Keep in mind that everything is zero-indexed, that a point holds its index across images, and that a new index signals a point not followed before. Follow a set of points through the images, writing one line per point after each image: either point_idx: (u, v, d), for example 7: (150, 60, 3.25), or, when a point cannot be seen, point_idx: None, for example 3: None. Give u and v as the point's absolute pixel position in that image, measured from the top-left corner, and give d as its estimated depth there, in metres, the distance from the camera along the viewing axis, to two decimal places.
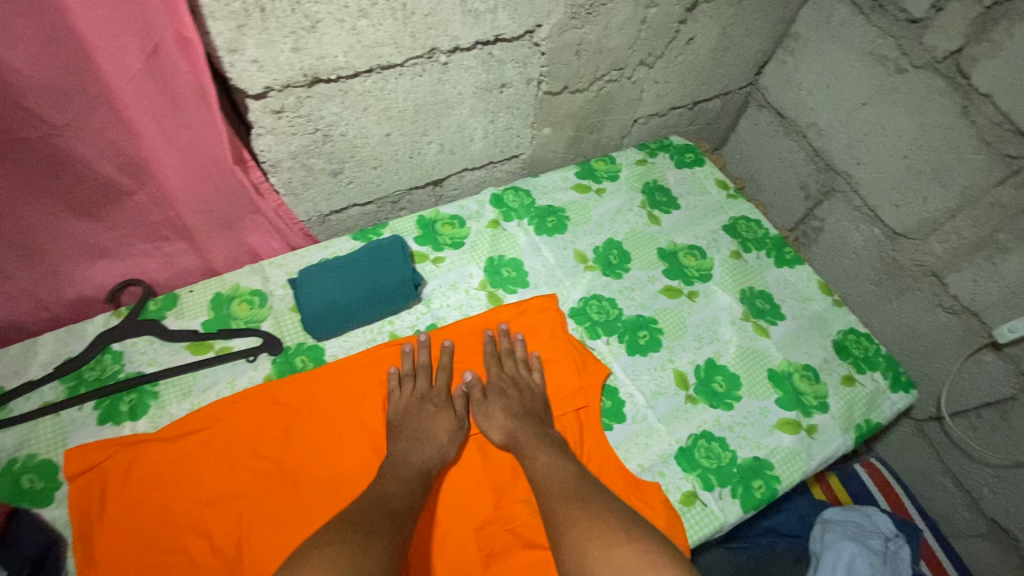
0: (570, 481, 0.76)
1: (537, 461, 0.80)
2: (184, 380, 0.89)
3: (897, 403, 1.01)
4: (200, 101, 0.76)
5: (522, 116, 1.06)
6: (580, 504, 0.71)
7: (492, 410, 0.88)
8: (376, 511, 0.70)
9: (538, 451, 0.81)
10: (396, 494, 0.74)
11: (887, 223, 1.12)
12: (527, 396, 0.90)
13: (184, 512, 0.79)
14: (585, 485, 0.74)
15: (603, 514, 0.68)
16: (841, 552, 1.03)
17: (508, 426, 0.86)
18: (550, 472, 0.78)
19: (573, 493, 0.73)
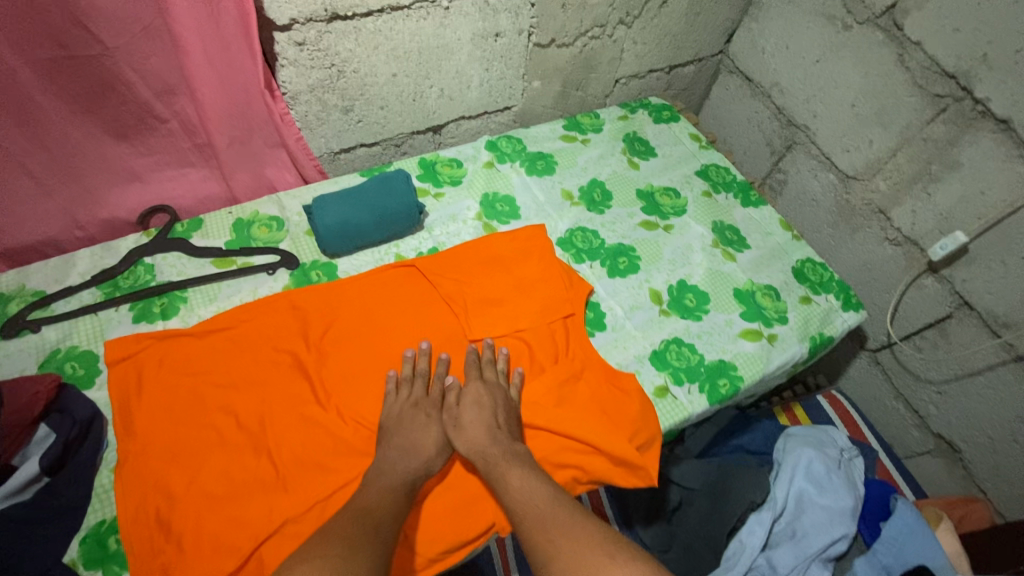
0: (550, 504, 0.74)
1: (514, 481, 0.78)
2: (210, 288, 0.99)
3: (848, 320, 1.12)
4: (228, 29, 0.87)
5: (514, 66, 1.18)
6: (561, 533, 0.69)
7: (470, 423, 0.85)
8: (362, 523, 0.70)
9: (511, 472, 0.79)
10: (383, 504, 0.74)
11: (841, 168, 1.26)
12: (502, 410, 0.88)
13: (213, 396, 0.88)
14: (568, 507, 0.74)
15: (583, 536, 0.68)
16: (800, 456, 1.15)
17: (482, 446, 0.83)
18: (530, 492, 0.77)
19: (552, 518, 0.72)
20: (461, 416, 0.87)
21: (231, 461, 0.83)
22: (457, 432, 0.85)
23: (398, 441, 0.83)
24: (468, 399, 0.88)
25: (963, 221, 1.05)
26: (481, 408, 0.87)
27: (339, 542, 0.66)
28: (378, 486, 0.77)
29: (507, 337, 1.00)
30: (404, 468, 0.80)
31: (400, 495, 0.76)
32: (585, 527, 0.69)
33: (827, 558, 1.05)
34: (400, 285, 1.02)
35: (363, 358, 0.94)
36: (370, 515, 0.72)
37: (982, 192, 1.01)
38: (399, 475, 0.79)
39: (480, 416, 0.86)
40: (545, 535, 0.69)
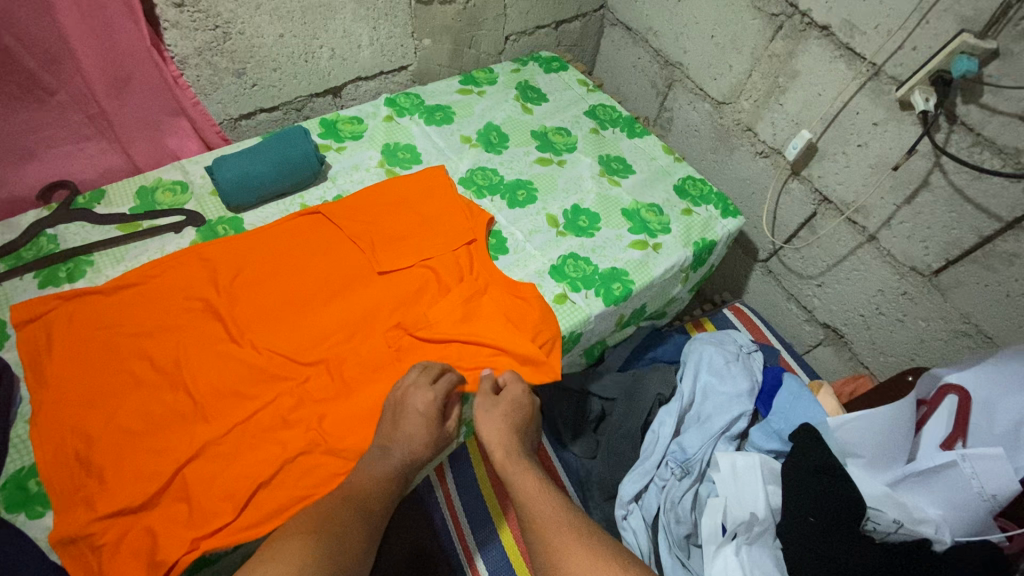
0: (562, 513, 0.78)
1: (530, 483, 0.83)
2: (117, 251, 1.01)
3: (728, 226, 1.24)
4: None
5: (400, 25, 1.26)
6: (573, 536, 0.74)
7: (497, 419, 0.90)
8: (356, 508, 0.78)
9: (530, 474, 0.84)
10: (376, 482, 0.82)
11: (712, 96, 1.39)
12: (524, 420, 0.93)
13: (126, 345, 0.90)
14: (579, 519, 0.77)
15: (595, 547, 0.72)
16: (702, 354, 1.26)
17: (504, 448, 0.88)
18: (543, 495, 0.81)
19: (565, 522, 0.76)
20: (487, 430, 0.90)
21: (148, 399, 0.86)
22: (483, 427, 0.90)
23: (407, 428, 0.86)
24: (500, 410, 0.91)
25: (809, 122, 1.20)
26: (506, 418, 0.90)
27: (332, 523, 0.74)
28: (372, 473, 0.82)
29: (411, 268, 1.05)
30: (401, 455, 0.85)
31: (391, 479, 0.83)
32: (600, 538, 0.74)
33: (731, 435, 1.15)
34: (307, 231, 1.07)
35: (274, 297, 0.98)
36: (362, 497, 0.80)
37: (820, 93, 1.15)
38: (394, 464, 0.84)
39: (509, 418, 0.90)
40: (561, 539, 0.73)
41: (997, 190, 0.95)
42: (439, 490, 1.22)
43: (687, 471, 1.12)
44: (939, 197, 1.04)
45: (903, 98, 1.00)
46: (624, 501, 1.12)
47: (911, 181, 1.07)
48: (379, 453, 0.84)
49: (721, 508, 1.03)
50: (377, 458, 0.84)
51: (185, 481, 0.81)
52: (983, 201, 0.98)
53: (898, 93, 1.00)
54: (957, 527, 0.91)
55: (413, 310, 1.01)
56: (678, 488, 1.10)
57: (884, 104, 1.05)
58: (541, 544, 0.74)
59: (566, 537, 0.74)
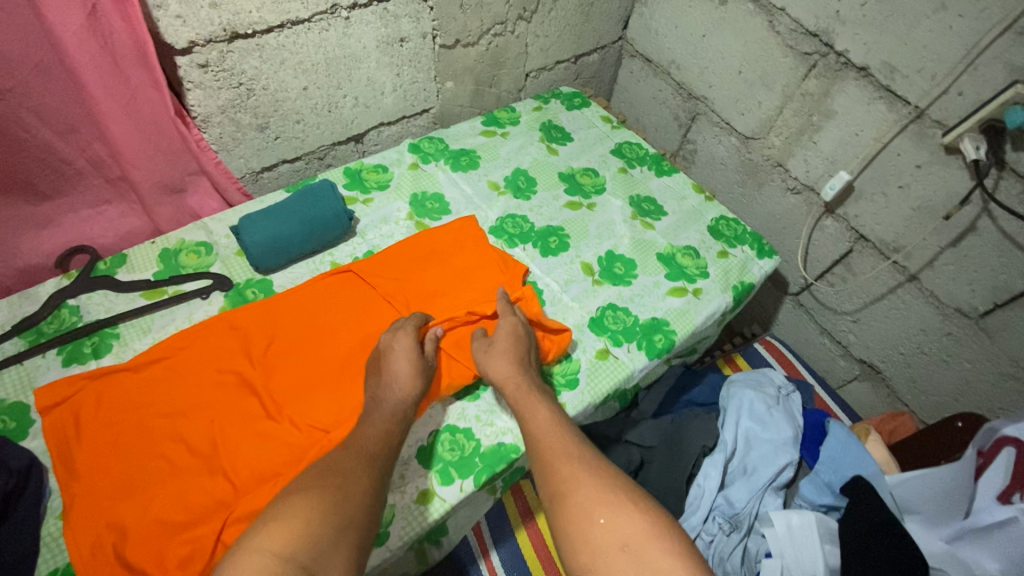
0: (571, 446, 0.80)
1: (539, 416, 0.85)
2: (143, 320, 0.97)
3: (765, 267, 1.21)
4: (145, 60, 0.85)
5: (424, 69, 1.23)
6: (583, 469, 0.76)
7: (502, 355, 0.92)
8: (358, 455, 0.78)
9: (539, 408, 0.86)
10: (374, 436, 0.81)
11: (739, 131, 1.37)
12: (528, 354, 0.95)
13: (158, 426, 0.86)
14: (586, 453, 0.79)
15: (606, 481, 0.74)
16: (742, 399, 1.23)
17: (510, 381, 0.89)
18: (551, 429, 0.83)
19: (572, 454, 0.78)
20: (489, 367, 0.91)
21: (185, 485, 0.82)
22: (486, 363, 0.92)
23: (395, 369, 0.88)
24: (499, 346, 0.93)
25: (846, 162, 1.17)
26: (510, 352, 0.93)
27: (335, 476, 0.73)
28: (373, 422, 0.83)
29: (456, 322, 1.01)
30: (395, 400, 0.85)
31: (395, 426, 0.83)
32: (611, 474, 0.76)
33: (777, 486, 1.13)
34: (338, 293, 1.03)
35: (308, 366, 0.95)
36: (368, 448, 0.79)
37: (857, 133, 1.13)
38: (390, 409, 0.85)
39: (508, 352, 0.92)
40: (569, 471, 0.75)
41: None
42: (477, 548, 1.18)
43: (735, 527, 1.09)
44: (987, 243, 1.02)
45: (950, 143, 0.98)
46: None
47: (956, 226, 1.05)
48: (372, 403, 0.86)
49: (778, 569, 0.98)
50: (373, 407, 0.85)
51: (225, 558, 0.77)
52: None
53: (945, 139, 0.98)
54: None
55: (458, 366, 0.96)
56: (727, 544, 1.08)
57: (927, 148, 1.03)
58: (551, 474, 0.76)
59: (575, 469, 0.76)
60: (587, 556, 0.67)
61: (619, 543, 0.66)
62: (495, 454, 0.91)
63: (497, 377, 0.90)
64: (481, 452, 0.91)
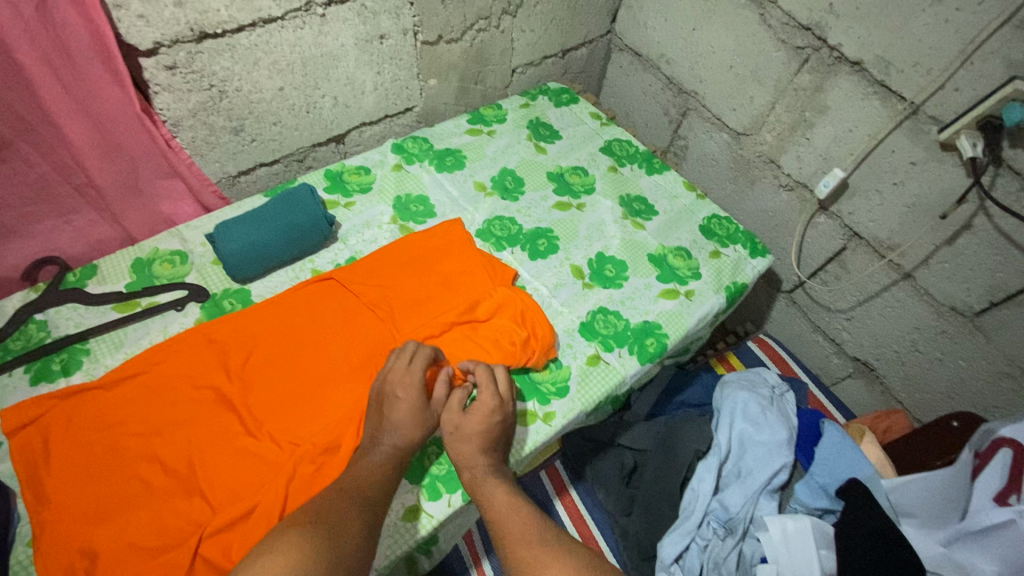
0: (534, 526, 0.75)
1: (499, 496, 0.80)
2: (115, 335, 0.94)
3: (758, 266, 1.19)
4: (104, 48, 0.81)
5: (406, 67, 1.19)
6: (546, 555, 0.70)
7: (468, 423, 0.86)
8: (350, 499, 0.73)
9: (499, 486, 0.81)
10: (368, 478, 0.78)
11: (731, 127, 1.34)
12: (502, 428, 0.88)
13: (132, 446, 0.83)
14: (550, 534, 0.74)
15: (570, 564, 0.68)
16: (735, 401, 1.21)
17: (472, 466, 0.83)
18: (513, 509, 0.78)
19: (536, 539, 0.73)
20: (455, 439, 0.86)
21: (160, 508, 0.78)
22: (449, 441, 0.86)
23: (395, 417, 0.84)
24: (468, 425, 0.86)
25: (839, 158, 1.15)
26: (479, 426, 0.87)
27: (329, 516, 0.69)
28: (369, 464, 0.79)
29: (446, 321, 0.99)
30: (391, 443, 0.82)
31: (391, 470, 0.80)
32: (577, 556, 0.70)
33: (772, 489, 1.10)
34: (319, 303, 1.00)
35: (288, 380, 0.91)
36: (362, 490, 0.76)
37: (850, 130, 1.10)
38: (387, 456, 0.81)
39: (483, 432, 0.85)
40: (532, 560, 0.70)
41: None
42: (469, 560, 1.16)
43: (730, 531, 1.07)
44: (983, 240, 1.00)
45: (945, 140, 0.96)
46: (665, 563, 1.07)
47: (952, 224, 1.03)
48: (370, 447, 0.82)
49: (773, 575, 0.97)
50: (370, 451, 0.81)
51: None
52: None
53: (941, 135, 0.96)
54: None
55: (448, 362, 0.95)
56: (722, 548, 1.05)
57: (923, 144, 1.01)
58: (514, 564, 0.71)
59: (538, 549, 0.71)
60: None
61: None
62: None
63: (459, 456, 0.85)
64: None
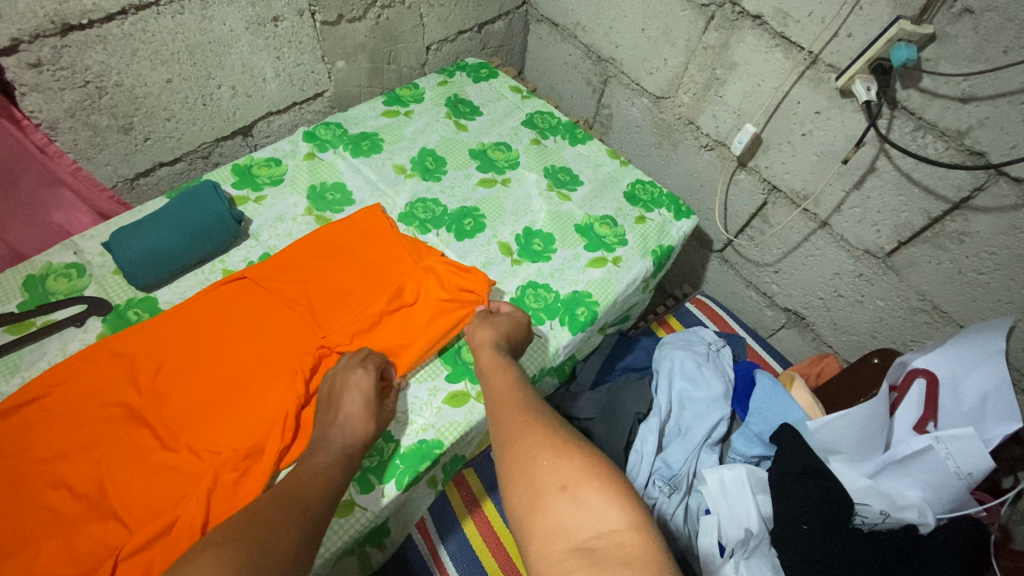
0: (529, 401, 0.77)
1: (502, 378, 0.82)
2: (8, 359, 0.87)
3: (683, 228, 1.20)
4: None
5: (308, 50, 1.13)
6: (532, 421, 0.72)
7: (494, 323, 0.92)
8: (291, 507, 0.69)
9: (507, 371, 0.84)
10: (314, 480, 0.74)
11: (650, 91, 1.34)
12: (518, 338, 0.93)
13: (35, 474, 0.78)
14: (541, 410, 0.76)
15: (552, 431, 0.70)
16: (673, 361, 1.24)
17: (488, 348, 0.88)
18: (512, 390, 0.80)
19: (528, 408, 0.76)
20: (476, 332, 0.92)
21: (71, 535, 0.74)
22: (475, 330, 0.93)
23: (346, 411, 0.82)
24: (493, 321, 0.93)
25: (751, 114, 1.17)
26: (499, 327, 0.92)
27: (263, 526, 0.65)
28: (316, 464, 0.76)
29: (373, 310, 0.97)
30: (341, 441, 0.80)
31: (337, 470, 0.76)
32: (562, 426, 0.72)
33: (713, 442, 1.14)
34: (235, 304, 0.95)
35: (204, 387, 0.87)
36: (301, 493, 0.72)
37: (759, 84, 1.12)
38: (337, 452, 0.78)
39: (494, 334, 0.91)
40: (518, 422, 0.72)
41: (942, 172, 0.95)
42: (424, 549, 1.15)
43: (675, 487, 1.09)
44: (886, 182, 1.03)
45: (843, 87, 0.99)
46: None
47: (858, 168, 1.06)
48: (321, 443, 0.80)
49: (714, 526, 1.00)
50: (318, 450, 0.79)
51: None
52: (930, 183, 0.97)
53: (839, 82, 0.98)
54: (939, 506, 0.90)
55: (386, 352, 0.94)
56: (668, 505, 1.07)
57: (824, 93, 1.03)
58: (502, 424, 0.74)
59: (525, 419, 0.72)
60: (527, 498, 0.63)
61: (557, 483, 0.62)
62: (417, 452, 0.87)
63: (478, 342, 0.90)
64: (401, 454, 0.87)
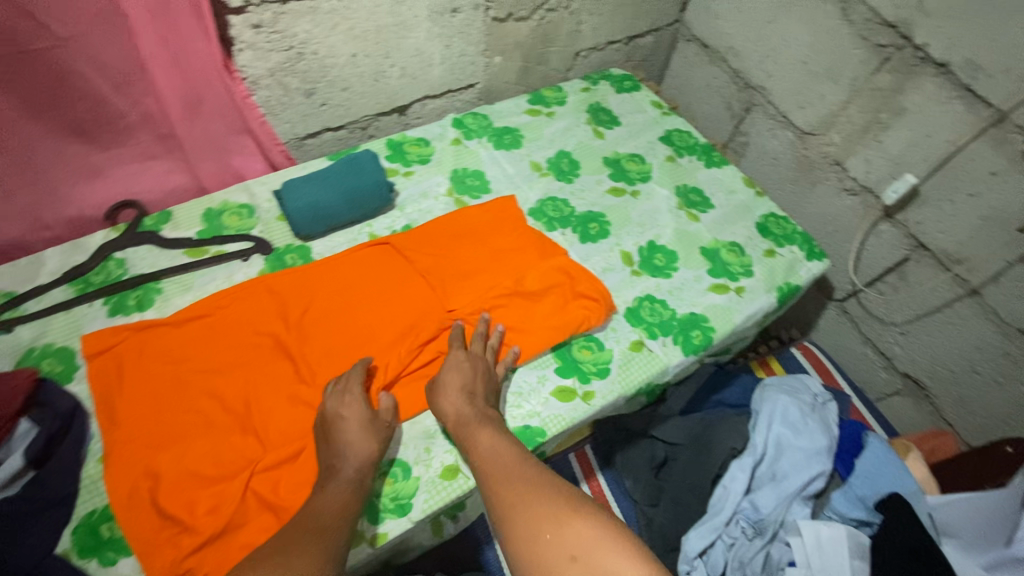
0: (517, 464, 0.76)
1: (484, 444, 0.79)
2: (184, 278, 0.99)
3: (813, 269, 1.16)
4: (199, 19, 0.88)
5: (473, 42, 1.20)
6: (526, 488, 0.71)
7: (445, 385, 0.88)
8: (306, 533, 0.67)
9: (483, 432, 0.81)
10: (330, 509, 0.72)
11: (797, 125, 1.30)
12: (484, 382, 0.89)
13: (194, 381, 0.88)
14: (534, 469, 0.75)
15: (545, 494, 0.70)
16: (776, 404, 1.19)
17: (457, 418, 0.84)
18: (496, 454, 0.78)
19: (517, 473, 0.74)
20: (439, 401, 0.87)
21: (216, 442, 0.83)
22: (436, 397, 0.87)
23: (348, 436, 0.80)
24: (447, 386, 0.87)
25: (912, 164, 1.11)
26: (455, 388, 0.87)
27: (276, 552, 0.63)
28: (331, 491, 0.74)
29: (499, 296, 1.01)
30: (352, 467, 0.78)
31: (350, 495, 0.74)
32: (553, 482, 0.72)
33: (806, 496, 1.09)
34: (374, 267, 1.03)
35: (341, 336, 0.95)
36: (319, 523, 0.70)
37: (927, 135, 1.07)
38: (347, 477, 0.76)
39: (452, 396, 0.86)
40: (512, 494, 0.71)
41: None
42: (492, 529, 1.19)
43: (759, 532, 1.06)
44: None
45: None
46: (689, 556, 1.07)
47: None
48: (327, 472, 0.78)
49: None
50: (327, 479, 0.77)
51: (250, 507, 0.79)
52: None
53: None
54: None
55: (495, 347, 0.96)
56: (748, 549, 1.04)
57: (1006, 154, 0.97)
58: (495, 501, 0.72)
59: (518, 490, 0.71)
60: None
61: (567, 555, 0.62)
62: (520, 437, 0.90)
63: (445, 410, 0.85)
64: None
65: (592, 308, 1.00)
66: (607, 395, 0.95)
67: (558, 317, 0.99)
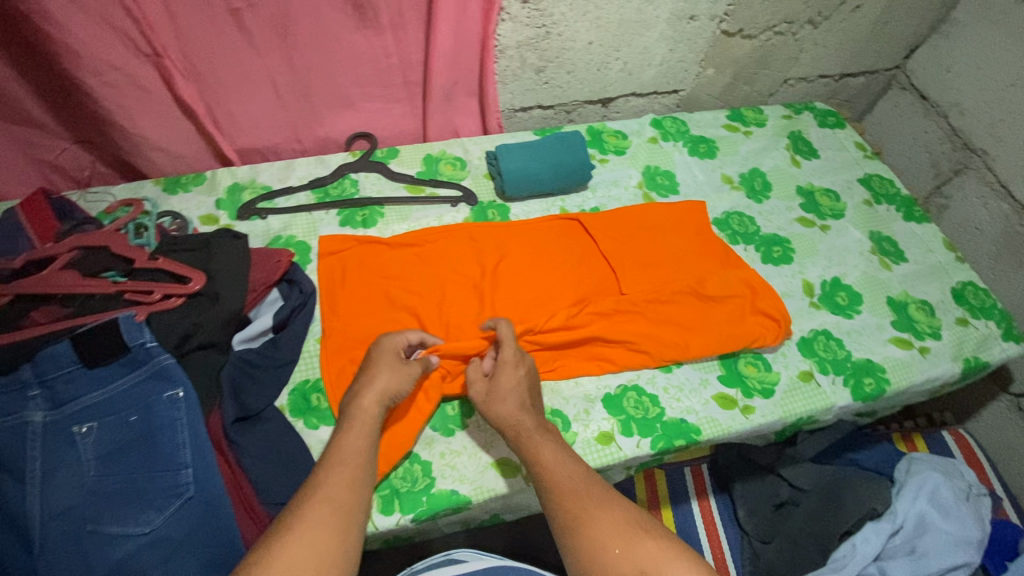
0: (579, 477, 0.71)
1: (545, 450, 0.75)
2: (402, 209, 1.12)
3: (1008, 350, 1.08)
4: None
5: (696, 51, 1.24)
6: (593, 502, 0.68)
7: (501, 387, 0.83)
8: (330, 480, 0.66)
9: (544, 441, 0.76)
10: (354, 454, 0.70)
11: (1018, 198, 1.21)
12: (536, 386, 0.86)
13: (399, 295, 1.00)
14: (594, 484, 0.70)
15: (614, 509, 0.67)
16: (926, 480, 1.12)
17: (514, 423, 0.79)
18: (557, 463, 0.73)
19: (580, 486, 0.70)
20: (495, 399, 0.82)
21: None
22: (489, 396, 0.83)
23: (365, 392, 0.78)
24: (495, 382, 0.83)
25: None
26: (512, 388, 0.83)
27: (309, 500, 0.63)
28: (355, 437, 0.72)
29: (678, 291, 1.03)
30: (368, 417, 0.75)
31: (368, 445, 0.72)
32: (620, 497, 0.69)
33: None
34: (563, 237, 1.10)
35: (526, 290, 1.03)
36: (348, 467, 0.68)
37: None
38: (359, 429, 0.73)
39: (508, 390, 0.82)
40: (578, 505, 0.67)
41: None
42: None
43: None
44: None
45: None
46: None
47: None
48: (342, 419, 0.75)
49: None
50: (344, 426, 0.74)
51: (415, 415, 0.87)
52: None
53: None
54: None
55: (668, 337, 0.99)
56: None
57: None
58: (557, 511, 0.68)
59: (582, 502, 0.68)
60: None
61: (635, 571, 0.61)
62: (676, 427, 0.92)
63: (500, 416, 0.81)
64: (663, 420, 0.93)
65: (771, 326, 1.01)
66: (768, 415, 0.95)
67: (734, 326, 1.01)
